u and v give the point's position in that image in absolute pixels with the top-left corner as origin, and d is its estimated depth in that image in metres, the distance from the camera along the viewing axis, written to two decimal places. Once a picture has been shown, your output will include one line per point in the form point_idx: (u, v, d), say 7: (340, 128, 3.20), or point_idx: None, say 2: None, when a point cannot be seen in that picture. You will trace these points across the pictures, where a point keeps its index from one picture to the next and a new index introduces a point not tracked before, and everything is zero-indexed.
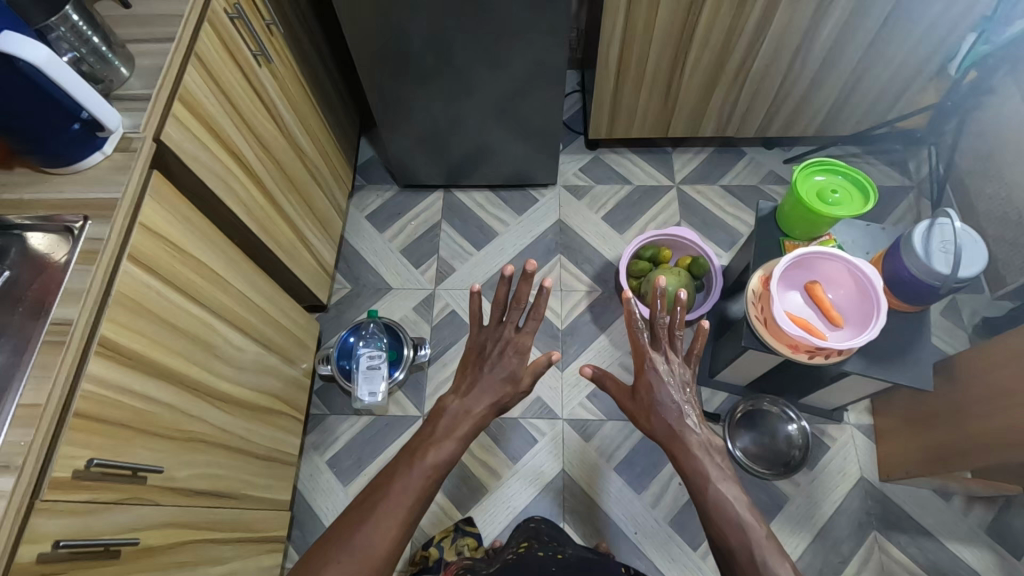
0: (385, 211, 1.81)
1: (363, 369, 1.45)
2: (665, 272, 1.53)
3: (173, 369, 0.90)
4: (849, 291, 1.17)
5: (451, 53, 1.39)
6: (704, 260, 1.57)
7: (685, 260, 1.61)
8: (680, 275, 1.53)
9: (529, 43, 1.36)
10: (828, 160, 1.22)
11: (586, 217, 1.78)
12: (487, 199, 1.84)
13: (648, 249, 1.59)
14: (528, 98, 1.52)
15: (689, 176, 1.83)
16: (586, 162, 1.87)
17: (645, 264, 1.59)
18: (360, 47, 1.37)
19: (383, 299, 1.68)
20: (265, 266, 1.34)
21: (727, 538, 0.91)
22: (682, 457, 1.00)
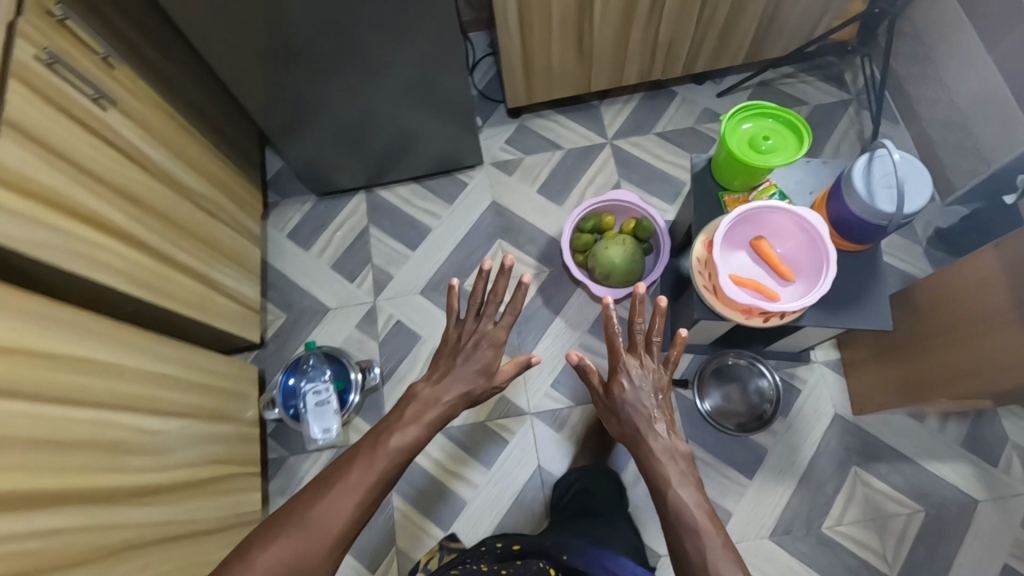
0: (307, 225, 1.67)
1: (312, 407, 1.35)
2: (609, 243, 1.44)
3: (70, 486, 0.80)
4: (799, 244, 1.10)
5: (329, 47, 1.24)
6: (648, 222, 1.49)
7: (630, 223, 1.52)
8: (626, 242, 1.44)
9: (412, 23, 1.21)
10: (755, 103, 1.11)
11: (522, 193, 1.67)
12: (413, 192, 1.70)
13: (590, 220, 1.49)
14: (430, 81, 1.38)
15: (622, 128, 1.72)
16: (511, 132, 1.74)
17: (589, 237, 1.49)
18: (225, 59, 1.21)
19: (323, 322, 1.57)
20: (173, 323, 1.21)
21: (682, 542, 0.87)
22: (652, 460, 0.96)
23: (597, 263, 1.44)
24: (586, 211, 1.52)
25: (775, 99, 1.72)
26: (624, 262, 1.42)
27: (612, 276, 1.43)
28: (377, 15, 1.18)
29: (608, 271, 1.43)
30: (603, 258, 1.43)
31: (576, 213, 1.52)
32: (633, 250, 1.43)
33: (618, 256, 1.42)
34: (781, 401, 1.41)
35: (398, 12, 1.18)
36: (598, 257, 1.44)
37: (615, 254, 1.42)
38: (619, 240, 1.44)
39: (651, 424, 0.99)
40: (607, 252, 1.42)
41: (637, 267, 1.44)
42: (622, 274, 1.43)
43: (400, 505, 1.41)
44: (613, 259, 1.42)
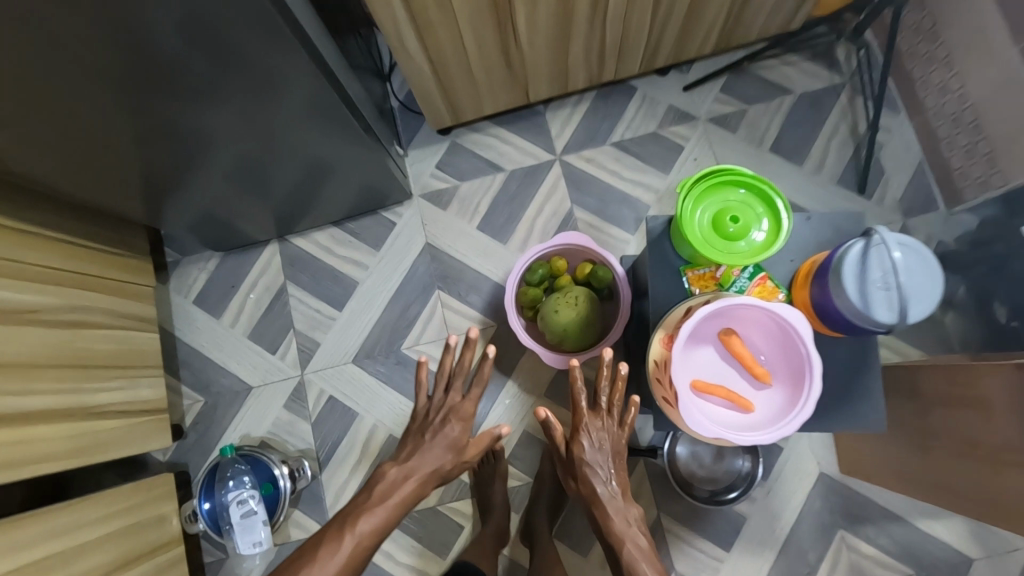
0: (215, 288, 1.45)
1: (237, 520, 1.19)
2: (559, 303, 1.21)
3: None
4: (771, 334, 0.90)
5: (176, 134, 0.96)
6: (606, 269, 1.26)
7: (584, 267, 1.30)
8: (578, 299, 1.22)
9: (278, 93, 0.93)
10: (707, 172, 0.86)
11: (458, 230, 1.42)
12: (333, 237, 1.45)
13: (536, 270, 1.27)
14: (323, 133, 1.10)
15: (572, 140, 1.45)
16: (442, 154, 1.46)
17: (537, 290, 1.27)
18: (42, 159, 0.93)
19: (246, 404, 1.39)
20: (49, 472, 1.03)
21: None
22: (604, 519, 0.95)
23: (547, 326, 1.23)
24: (532, 258, 1.30)
25: (753, 89, 1.43)
26: (579, 324, 1.21)
27: (566, 341, 1.22)
28: (231, 93, 0.90)
29: (561, 336, 1.22)
30: (553, 322, 1.21)
31: (520, 261, 1.29)
32: (588, 307, 1.21)
33: (570, 319, 1.20)
34: (761, 464, 1.26)
35: (251, 91, 0.89)
36: (547, 320, 1.22)
37: (566, 317, 1.20)
38: (570, 297, 1.22)
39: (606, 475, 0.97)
40: (557, 315, 1.20)
41: (594, 328, 1.22)
42: (577, 337, 1.21)
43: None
44: (565, 323, 1.20)
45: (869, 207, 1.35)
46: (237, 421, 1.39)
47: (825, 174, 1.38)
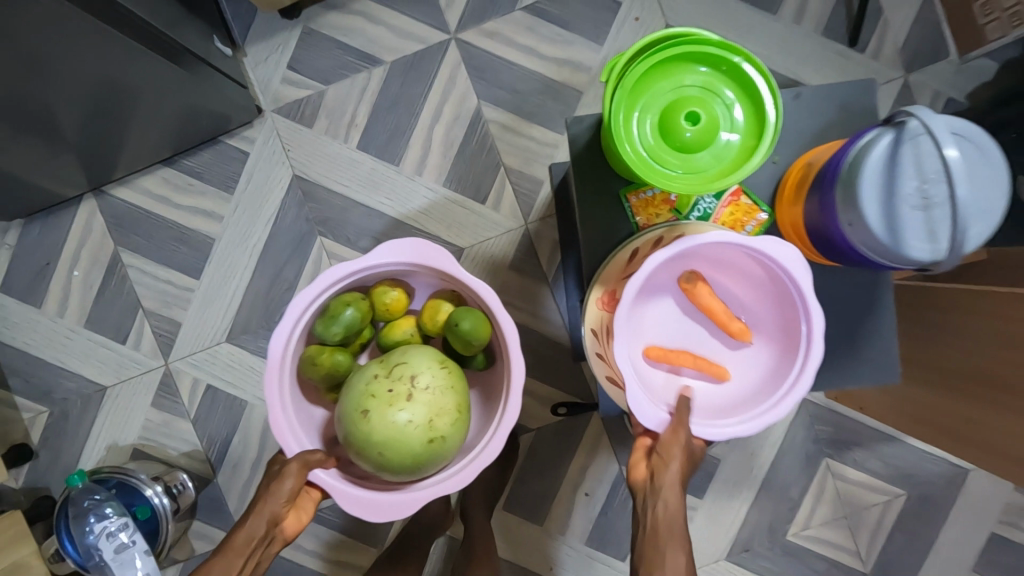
0: (24, 268, 1.09)
1: (110, 558, 0.98)
2: (374, 396, 0.68)
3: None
4: (753, 279, 0.65)
5: None
6: (467, 320, 0.73)
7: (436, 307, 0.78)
8: (417, 386, 0.69)
9: None
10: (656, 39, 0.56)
11: (336, 153, 1.07)
12: (168, 181, 1.08)
13: (339, 317, 0.73)
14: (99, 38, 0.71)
15: (468, 8, 1.06)
16: (294, 47, 1.06)
17: (338, 357, 0.74)
18: None
19: (103, 408, 1.10)
20: None
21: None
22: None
23: (352, 445, 0.69)
24: (323, 296, 0.73)
25: None
26: (412, 445, 0.67)
27: (386, 472, 0.69)
28: None
29: (378, 465, 0.68)
30: (358, 438, 0.67)
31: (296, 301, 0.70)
32: (428, 404, 0.69)
33: (390, 437, 0.66)
34: None
35: None
36: (348, 431, 0.68)
37: (381, 432, 0.66)
38: (396, 383, 0.69)
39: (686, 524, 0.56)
40: (366, 426, 0.67)
41: (446, 448, 0.69)
42: (412, 470, 0.68)
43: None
44: (381, 445, 0.67)
45: (864, 65, 1.04)
46: (97, 433, 1.11)
47: (808, 23, 1.04)
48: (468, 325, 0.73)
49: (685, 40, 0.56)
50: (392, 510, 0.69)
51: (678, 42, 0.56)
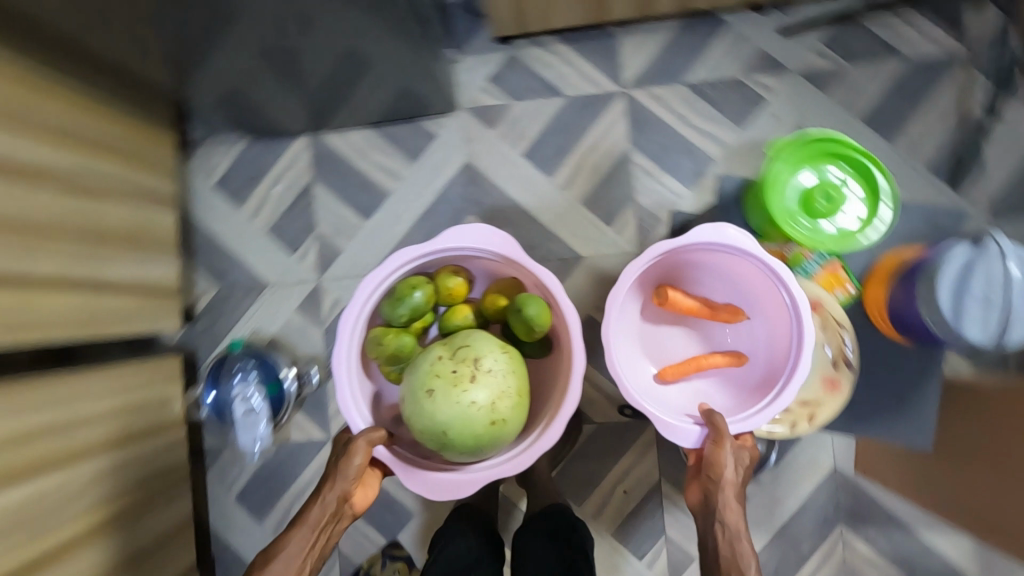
0: (238, 175, 1.37)
1: (239, 416, 1.23)
2: (440, 376, 0.89)
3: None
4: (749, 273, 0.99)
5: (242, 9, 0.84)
6: (529, 309, 0.93)
7: (495, 300, 1.00)
8: (479, 368, 0.89)
9: None
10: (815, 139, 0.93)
11: (504, 154, 1.31)
12: (368, 140, 1.35)
13: (405, 305, 0.95)
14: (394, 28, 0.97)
15: (642, 72, 1.30)
16: (497, 65, 1.32)
17: (401, 341, 0.96)
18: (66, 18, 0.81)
19: (260, 300, 1.35)
20: (77, 328, 1.02)
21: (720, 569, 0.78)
22: (721, 521, 0.79)
23: (416, 424, 0.89)
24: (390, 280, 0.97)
25: (858, 46, 1.26)
26: (473, 423, 0.87)
27: (449, 449, 0.89)
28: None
29: (445, 447, 0.89)
30: (419, 418, 0.88)
31: (367, 279, 0.95)
32: (487, 386, 0.88)
33: (450, 419, 0.86)
34: (774, 450, 1.20)
35: None
36: (413, 411, 0.89)
37: (445, 415, 0.86)
38: (457, 367, 0.89)
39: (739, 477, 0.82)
40: (432, 405, 0.87)
41: (504, 428, 0.89)
42: (479, 448, 0.89)
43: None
44: (448, 425, 0.86)
45: (959, 204, 1.21)
46: (247, 317, 1.35)
47: (919, 158, 1.23)
48: (535, 312, 0.93)
49: (838, 147, 0.93)
50: (464, 484, 0.92)
51: (832, 145, 0.93)
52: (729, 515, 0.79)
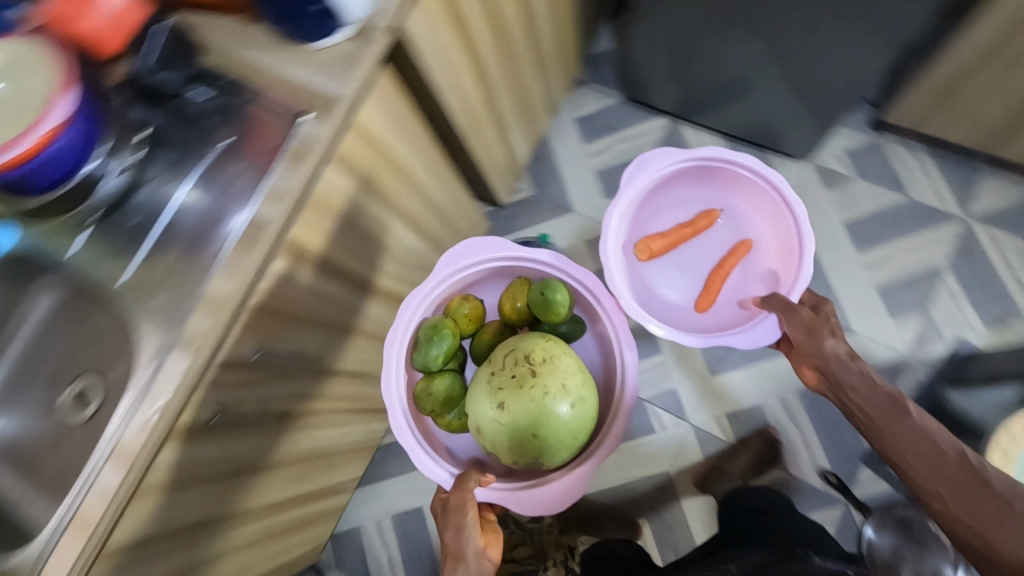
0: (598, 120, 1.61)
1: None
2: (502, 388, 0.93)
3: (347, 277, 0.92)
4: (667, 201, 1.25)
5: None
6: (558, 295, 0.97)
7: (510, 297, 1.04)
8: (536, 360, 0.93)
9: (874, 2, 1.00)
10: None
11: (826, 214, 1.44)
12: (715, 146, 1.54)
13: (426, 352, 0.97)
14: (854, 62, 1.15)
15: (987, 211, 1.39)
16: (859, 144, 1.47)
17: (445, 382, 0.99)
18: None
19: (561, 219, 1.56)
20: (481, 159, 1.24)
21: (915, 472, 0.75)
22: (852, 390, 0.85)
23: (484, 437, 0.94)
24: (407, 332, 1.02)
25: None
26: (533, 407, 0.90)
27: (546, 457, 0.93)
28: None
29: (536, 447, 0.92)
30: (489, 429, 0.93)
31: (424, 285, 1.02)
32: (552, 373, 0.92)
33: (521, 425, 0.91)
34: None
35: None
36: (479, 425, 0.94)
37: (512, 416, 0.91)
38: (512, 368, 0.93)
39: (843, 349, 0.87)
40: (506, 412, 0.91)
41: (584, 403, 0.93)
42: (574, 440, 0.92)
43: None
44: (530, 424, 0.90)
45: None
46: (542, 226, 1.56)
47: None
48: (562, 300, 0.97)
49: None
50: (565, 493, 0.93)
51: None
52: (848, 374, 0.85)
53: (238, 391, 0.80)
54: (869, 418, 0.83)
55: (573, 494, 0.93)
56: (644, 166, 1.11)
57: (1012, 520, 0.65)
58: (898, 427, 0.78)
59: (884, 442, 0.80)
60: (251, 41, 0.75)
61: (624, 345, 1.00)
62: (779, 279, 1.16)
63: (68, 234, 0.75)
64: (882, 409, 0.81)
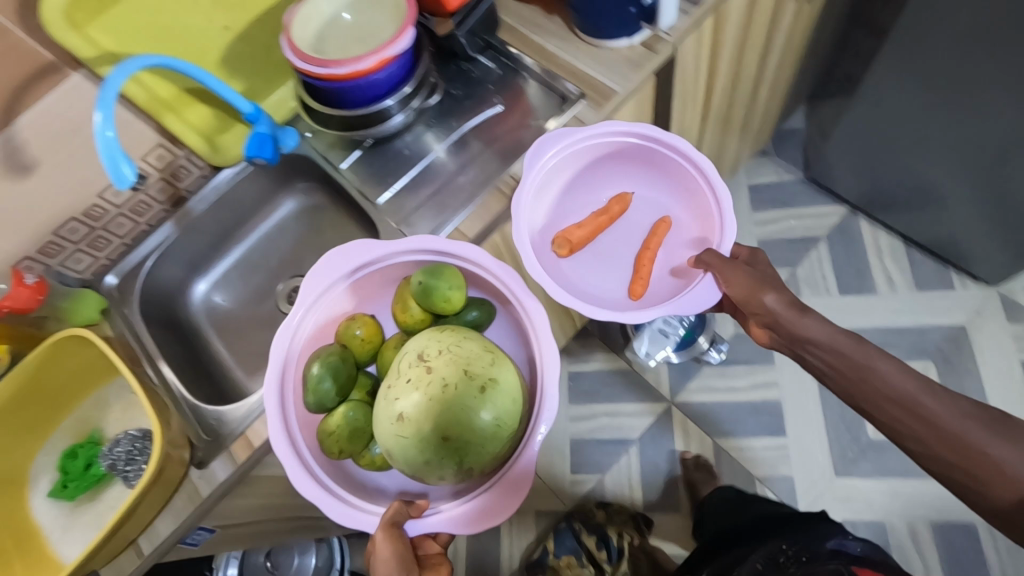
0: (771, 191, 1.60)
1: (654, 329, 1.39)
2: (394, 390, 0.66)
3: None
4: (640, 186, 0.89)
5: None
6: (445, 285, 0.69)
7: (402, 303, 0.73)
8: (433, 356, 0.66)
9: None
10: None
11: (1006, 348, 1.35)
12: (890, 247, 1.49)
13: (317, 395, 0.68)
14: None
15: None
16: None
17: (343, 416, 0.68)
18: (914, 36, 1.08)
19: None
20: None
21: (906, 431, 0.63)
22: (814, 345, 0.69)
23: (396, 462, 0.65)
24: (280, 384, 0.68)
25: None
26: (469, 409, 0.64)
27: (469, 456, 0.64)
28: None
29: (461, 463, 0.64)
30: (400, 455, 0.65)
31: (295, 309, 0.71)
32: (457, 361, 0.65)
33: (425, 432, 0.64)
34: None
35: None
36: (387, 448, 0.65)
37: (417, 428, 0.64)
38: (414, 365, 0.67)
39: (759, 286, 0.72)
40: (404, 423, 0.64)
41: (500, 384, 0.66)
42: (495, 425, 0.64)
43: (639, 439, 1.44)
44: (441, 427, 0.64)
45: None
46: None
47: None
48: (449, 287, 0.69)
49: None
50: (490, 505, 0.64)
51: None
52: (814, 328, 0.69)
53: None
54: (838, 373, 0.68)
55: (502, 505, 0.64)
56: (569, 139, 0.78)
57: (1008, 435, 0.58)
58: (873, 378, 0.65)
59: (848, 390, 0.68)
60: (545, 28, 0.83)
61: (520, 292, 0.70)
62: (701, 242, 0.84)
63: (341, 152, 0.85)
64: (853, 365, 0.67)
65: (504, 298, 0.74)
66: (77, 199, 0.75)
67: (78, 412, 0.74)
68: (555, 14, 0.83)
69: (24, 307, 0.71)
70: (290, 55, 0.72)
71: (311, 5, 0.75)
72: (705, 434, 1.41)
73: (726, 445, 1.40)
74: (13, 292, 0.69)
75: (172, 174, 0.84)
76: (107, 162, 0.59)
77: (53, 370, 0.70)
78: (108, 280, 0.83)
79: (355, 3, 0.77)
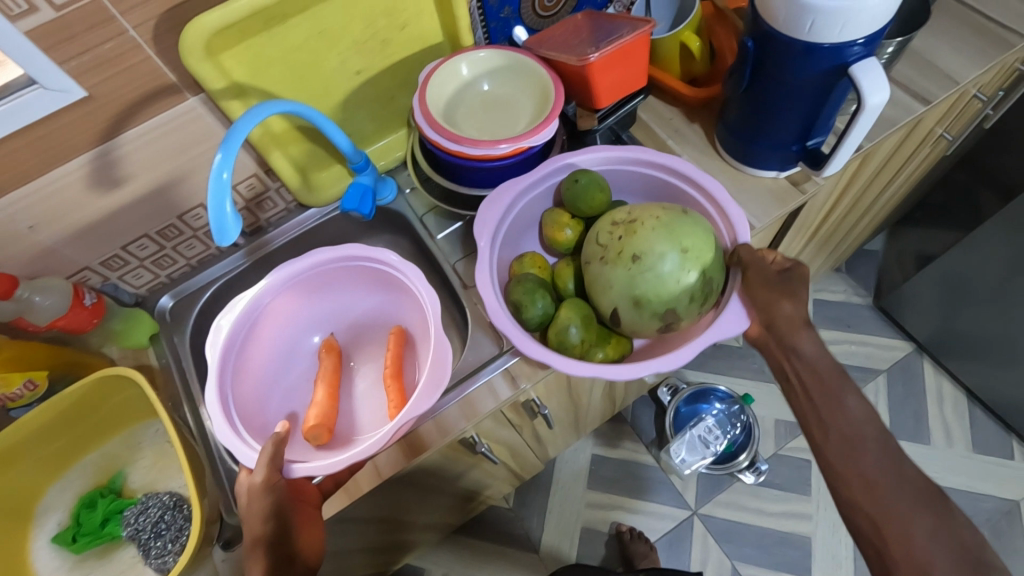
0: (837, 310, 1.53)
1: (694, 434, 1.32)
2: (608, 258, 0.59)
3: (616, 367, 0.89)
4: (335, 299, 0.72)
5: None
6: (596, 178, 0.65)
7: (556, 222, 0.67)
8: (616, 216, 0.62)
9: None
10: None
11: None
12: (951, 398, 1.42)
13: (530, 306, 0.61)
14: None
15: None
16: None
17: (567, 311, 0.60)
18: None
19: (761, 386, 1.46)
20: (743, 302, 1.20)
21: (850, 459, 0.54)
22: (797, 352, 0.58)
23: (647, 313, 0.58)
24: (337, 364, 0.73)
25: None
26: (692, 228, 0.59)
27: (714, 281, 0.59)
28: None
29: (706, 282, 0.58)
30: (657, 293, 0.57)
31: (479, 233, 0.65)
32: (641, 207, 0.61)
33: (668, 255, 0.57)
34: None
35: None
36: (636, 297, 0.57)
37: (661, 252, 0.57)
38: (612, 229, 0.61)
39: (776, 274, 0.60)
40: (644, 259, 0.57)
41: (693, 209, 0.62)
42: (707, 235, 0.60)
43: (655, 542, 1.35)
44: (672, 248, 0.57)
45: None
46: (742, 385, 1.47)
47: None
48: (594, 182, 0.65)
49: None
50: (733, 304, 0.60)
51: None
52: (804, 344, 0.58)
53: (495, 423, 0.77)
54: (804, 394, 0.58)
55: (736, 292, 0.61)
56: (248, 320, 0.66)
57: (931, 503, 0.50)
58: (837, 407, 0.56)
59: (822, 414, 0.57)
60: (683, 134, 0.77)
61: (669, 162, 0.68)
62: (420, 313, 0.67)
63: (439, 220, 0.77)
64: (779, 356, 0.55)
65: (672, 193, 0.70)
66: (157, 218, 0.69)
67: (105, 449, 0.67)
68: (697, 121, 0.77)
69: (76, 328, 0.66)
70: (419, 119, 0.66)
71: (451, 65, 0.68)
72: (725, 554, 1.32)
73: (745, 571, 1.31)
74: (70, 312, 0.64)
75: (257, 205, 0.78)
76: (214, 211, 0.52)
77: (95, 404, 0.63)
78: (162, 303, 0.76)
79: (495, 71, 0.70)
